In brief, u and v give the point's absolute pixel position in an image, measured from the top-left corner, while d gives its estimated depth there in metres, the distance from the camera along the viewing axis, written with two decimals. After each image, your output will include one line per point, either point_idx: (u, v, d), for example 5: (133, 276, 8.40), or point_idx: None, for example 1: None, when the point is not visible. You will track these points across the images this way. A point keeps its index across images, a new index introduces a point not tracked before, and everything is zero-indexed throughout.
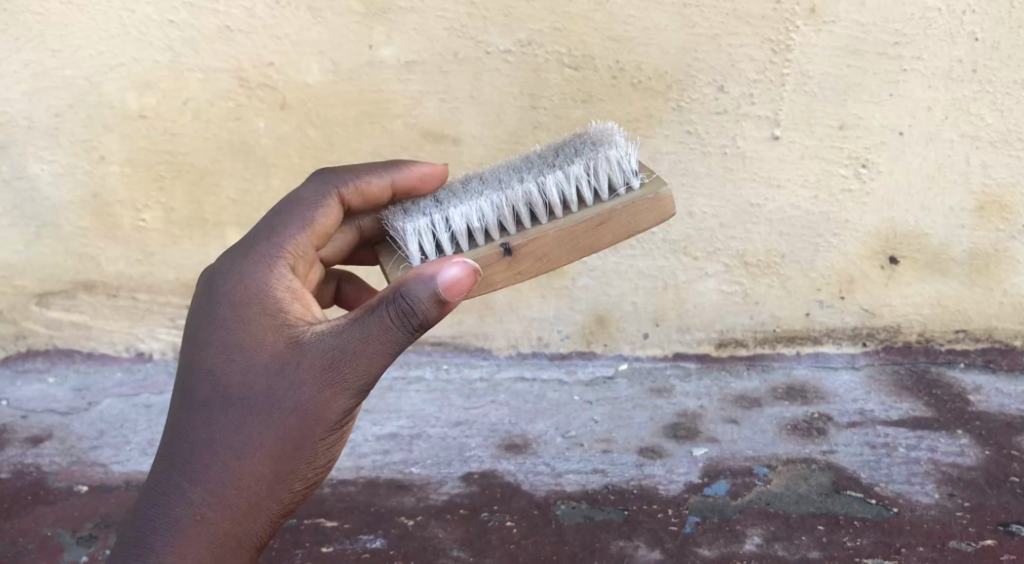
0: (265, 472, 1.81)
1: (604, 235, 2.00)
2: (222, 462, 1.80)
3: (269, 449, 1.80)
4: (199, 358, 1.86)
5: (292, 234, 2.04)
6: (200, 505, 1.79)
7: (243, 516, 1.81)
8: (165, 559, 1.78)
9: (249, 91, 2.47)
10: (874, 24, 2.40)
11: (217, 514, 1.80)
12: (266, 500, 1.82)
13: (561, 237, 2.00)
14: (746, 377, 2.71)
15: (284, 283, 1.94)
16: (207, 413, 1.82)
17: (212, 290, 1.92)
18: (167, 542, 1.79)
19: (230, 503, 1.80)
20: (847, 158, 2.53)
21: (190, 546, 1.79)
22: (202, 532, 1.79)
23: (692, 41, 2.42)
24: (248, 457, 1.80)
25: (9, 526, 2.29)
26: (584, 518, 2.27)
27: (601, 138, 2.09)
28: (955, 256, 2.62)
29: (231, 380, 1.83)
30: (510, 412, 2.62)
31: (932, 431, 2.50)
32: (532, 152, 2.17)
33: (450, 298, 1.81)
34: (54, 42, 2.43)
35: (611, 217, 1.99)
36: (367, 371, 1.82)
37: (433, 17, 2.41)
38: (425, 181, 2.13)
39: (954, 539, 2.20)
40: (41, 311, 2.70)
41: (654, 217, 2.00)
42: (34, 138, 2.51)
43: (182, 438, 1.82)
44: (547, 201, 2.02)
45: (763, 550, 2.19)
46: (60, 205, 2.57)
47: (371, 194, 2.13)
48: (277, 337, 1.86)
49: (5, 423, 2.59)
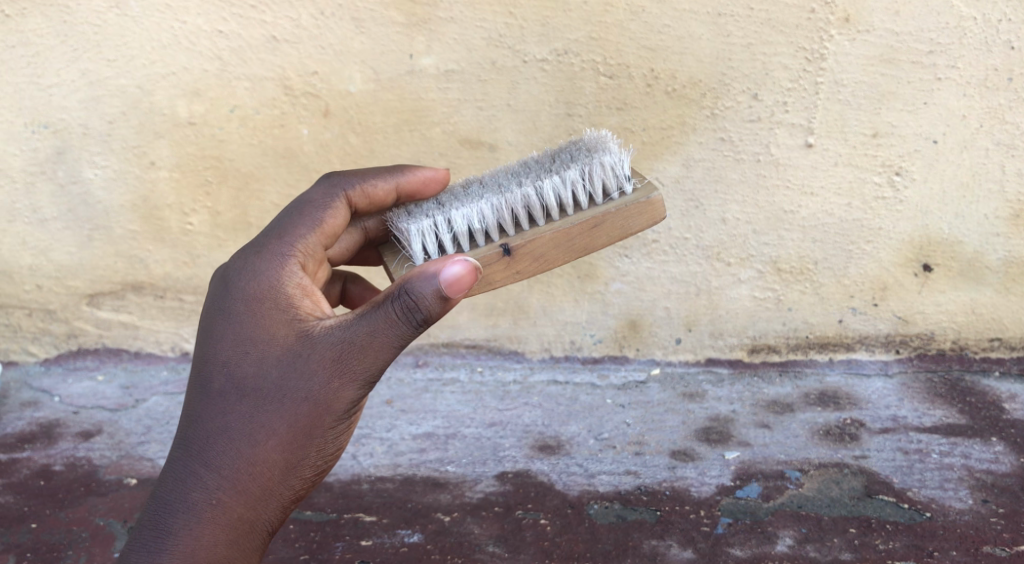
0: (277, 459, 1.86)
1: (598, 236, 2.06)
2: (236, 449, 1.86)
3: (281, 437, 1.86)
4: (214, 349, 1.92)
5: (302, 234, 2.09)
6: (216, 490, 1.86)
7: (256, 501, 1.87)
8: (183, 541, 1.85)
9: (294, 98, 2.55)
10: (909, 33, 2.43)
11: (232, 499, 1.86)
12: (278, 486, 1.88)
13: (557, 238, 2.06)
14: (778, 382, 2.73)
15: (295, 280, 1.99)
16: (220, 402, 1.88)
17: (226, 286, 1.98)
18: (184, 525, 1.85)
19: (244, 489, 1.86)
20: (881, 166, 2.56)
21: (205, 531, 1.85)
22: (216, 515, 1.86)
23: (727, 50, 2.46)
24: (261, 445, 1.86)
25: (63, 515, 2.37)
26: (616, 518, 2.31)
27: (596, 144, 2.14)
28: (989, 264, 2.63)
29: (245, 371, 1.89)
30: (544, 414, 2.67)
31: (966, 438, 2.51)
32: (530, 158, 2.23)
33: (452, 294, 1.87)
34: (110, 52, 2.52)
35: (605, 220, 2.05)
36: (374, 364, 1.87)
37: (472, 28, 2.47)
38: (429, 185, 2.19)
39: (987, 544, 2.20)
40: (91, 311, 2.79)
41: (645, 220, 2.06)
42: (89, 144, 2.60)
43: (199, 426, 1.88)
44: (542, 205, 2.07)
45: (794, 551, 2.21)
46: (111, 209, 2.66)
47: (377, 197, 2.18)
48: (288, 331, 1.91)
49: (57, 419, 2.68)
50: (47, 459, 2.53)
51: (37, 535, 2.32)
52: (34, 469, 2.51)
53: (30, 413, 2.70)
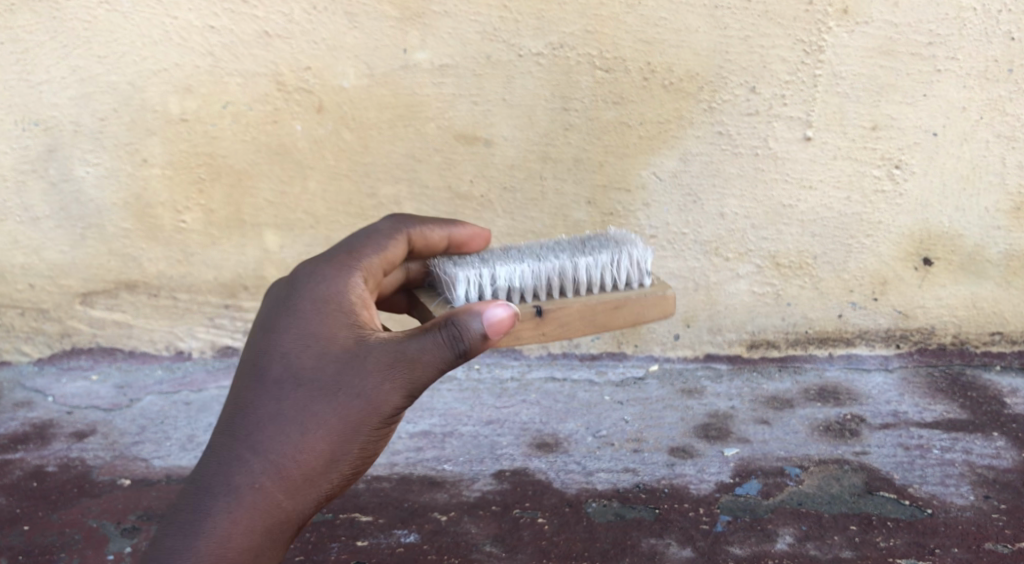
0: (325, 450, 1.76)
1: (618, 318, 2.04)
2: (285, 437, 1.75)
3: (330, 430, 1.76)
4: (275, 338, 1.83)
5: (368, 252, 2.01)
6: (260, 476, 1.74)
7: (297, 491, 1.76)
8: (219, 526, 1.73)
9: (287, 94, 2.52)
10: (908, 24, 2.41)
11: (273, 487, 1.75)
12: (319, 479, 1.77)
13: (584, 311, 2.02)
14: (778, 378, 2.71)
15: (359, 292, 1.92)
16: (275, 390, 1.78)
17: (294, 287, 1.91)
18: (223, 508, 1.73)
19: (287, 477, 1.75)
20: (880, 159, 2.53)
21: (242, 517, 1.73)
22: (256, 501, 1.74)
23: (723, 43, 2.44)
24: (309, 436, 1.76)
25: (56, 517, 2.32)
26: (615, 516, 2.28)
27: (625, 240, 2.18)
28: (990, 257, 2.60)
29: (304, 361, 1.80)
30: (542, 411, 2.64)
31: (968, 433, 2.48)
32: (557, 241, 2.24)
33: (492, 334, 1.78)
34: (100, 48, 2.49)
35: (626, 304, 2.04)
36: (427, 374, 1.78)
37: (466, 21, 2.45)
38: (476, 240, 2.19)
39: (990, 541, 2.17)
40: (85, 310, 2.77)
41: (658, 312, 2.07)
42: (81, 142, 2.58)
43: (250, 410, 1.77)
44: (574, 281, 2.06)
45: (795, 550, 2.17)
46: (104, 207, 2.64)
47: (431, 242, 2.13)
48: (351, 331, 1.83)
49: (51, 419, 2.65)
50: (40, 460, 2.50)
51: (30, 537, 2.27)
52: (26, 470, 2.47)
53: (23, 413, 2.67)
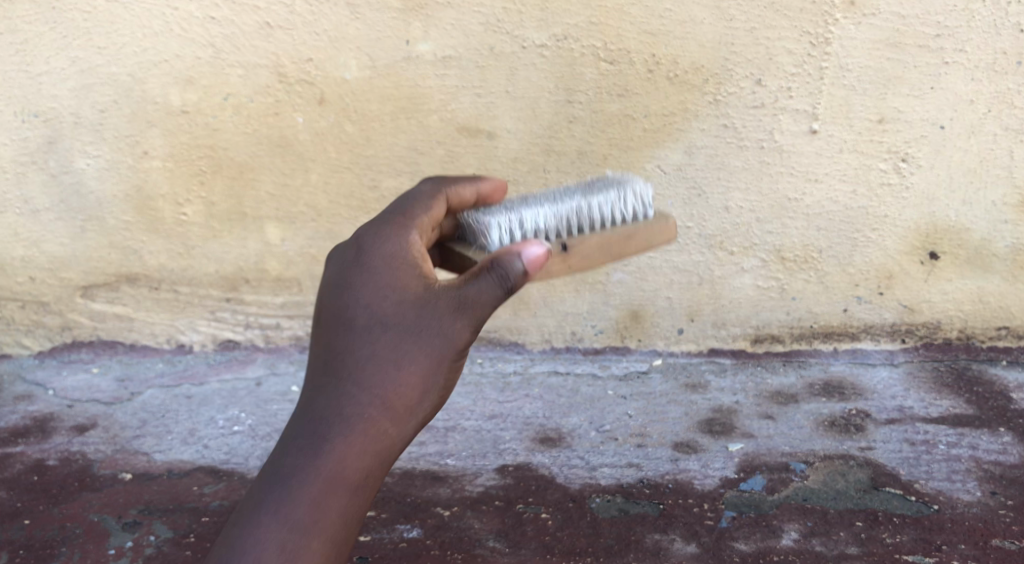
0: (418, 379, 1.69)
1: (630, 248, 1.99)
2: (382, 370, 1.68)
3: (421, 360, 1.70)
4: (349, 290, 1.74)
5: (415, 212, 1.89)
6: (365, 406, 1.67)
7: (399, 418, 1.68)
8: (336, 454, 1.65)
9: (288, 86, 2.50)
10: (915, 16, 2.39)
11: (378, 416, 1.67)
12: (417, 406, 1.70)
13: (600, 243, 1.97)
14: (782, 372, 2.70)
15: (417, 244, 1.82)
16: (361, 333, 1.70)
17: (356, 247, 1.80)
18: (337, 440, 1.65)
19: (390, 405, 1.68)
20: (887, 152, 2.51)
21: (358, 442, 1.65)
22: (365, 431, 1.66)
23: (729, 35, 2.42)
24: (404, 368, 1.69)
25: (57, 511, 2.30)
26: (618, 511, 2.27)
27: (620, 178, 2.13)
28: (997, 252, 2.58)
29: (382, 307, 1.72)
30: (545, 406, 2.63)
31: (974, 429, 2.46)
32: (557, 189, 2.19)
33: (531, 271, 1.76)
34: (101, 39, 2.48)
35: (637, 233, 1.99)
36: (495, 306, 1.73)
37: (469, 13, 2.43)
38: (498, 193, 2.09)
39: (996, 537, 2.15)
40: (86, 303, 2.75)
41: (662, 238, 2.02)
42: (81, 134, 2.56)
43: (342, 352, 1.70)
44: (593, 221, 2.01)
45: (800, 546, 2.16)
46: (104, 199, 2.62)
47: (462, 198, 2.01)
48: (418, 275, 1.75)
49: (52, 412, 2.63)
50: (41, 454, 2.48)
51: (31, 531, 2.25)
52: (27, 464, 2.45)
53: (23, 407, 2.65)
